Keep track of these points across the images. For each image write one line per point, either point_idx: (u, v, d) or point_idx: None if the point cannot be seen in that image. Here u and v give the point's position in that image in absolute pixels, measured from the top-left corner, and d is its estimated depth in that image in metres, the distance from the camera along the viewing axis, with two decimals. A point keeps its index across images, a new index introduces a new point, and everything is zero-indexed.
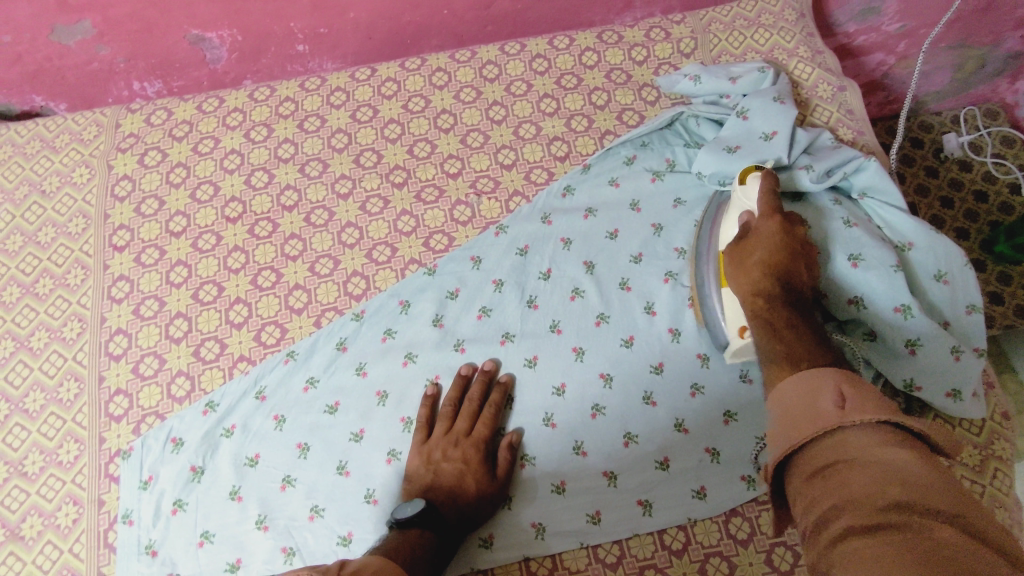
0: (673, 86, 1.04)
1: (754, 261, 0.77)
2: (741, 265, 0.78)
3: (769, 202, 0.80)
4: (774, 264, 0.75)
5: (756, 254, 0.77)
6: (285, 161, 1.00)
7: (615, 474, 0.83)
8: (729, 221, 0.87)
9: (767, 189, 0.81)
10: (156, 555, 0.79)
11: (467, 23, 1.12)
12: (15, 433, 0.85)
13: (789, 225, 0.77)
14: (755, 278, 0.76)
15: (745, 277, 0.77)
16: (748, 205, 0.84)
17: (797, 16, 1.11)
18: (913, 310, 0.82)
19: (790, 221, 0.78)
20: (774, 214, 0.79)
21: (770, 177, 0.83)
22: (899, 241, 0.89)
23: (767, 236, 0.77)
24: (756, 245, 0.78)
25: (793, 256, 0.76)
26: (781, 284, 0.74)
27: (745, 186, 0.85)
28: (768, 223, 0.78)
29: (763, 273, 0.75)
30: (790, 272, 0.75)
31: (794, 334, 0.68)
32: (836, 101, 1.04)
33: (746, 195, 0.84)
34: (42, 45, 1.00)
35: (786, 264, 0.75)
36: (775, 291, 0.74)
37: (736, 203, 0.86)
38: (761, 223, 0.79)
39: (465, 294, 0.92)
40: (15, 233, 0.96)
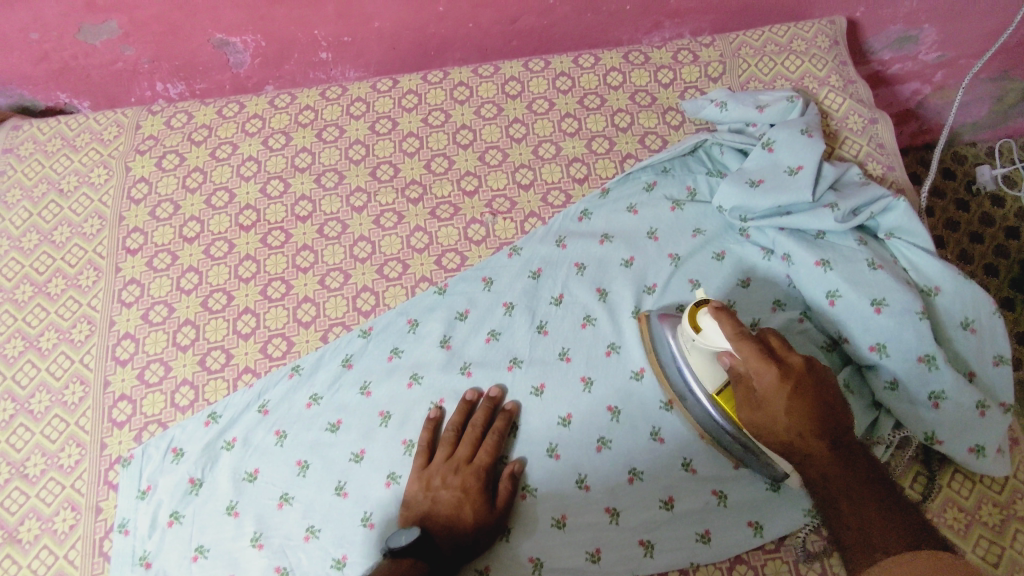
0: (699, 111, 1.02)
1: (785, 430, 0.70)
2: (772, 430, 0.71)
3: (748, 349, 0.71)
4: (808, 425, 0.69)
5: (781, 411, 0.69)
6: (301, 170, 0.99)
7: (618, 511, 0.81)
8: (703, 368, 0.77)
9: (733, 333, 0.72)
10: (149, 567, 0.79)
11: (493, 36, 1.10)
12: (20, 433, 0.85)
13: (788, 369, 0.70)
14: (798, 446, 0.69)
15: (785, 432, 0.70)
16: (720, 349, 0.74)
17: (830, 43, 1.08)
18: (937, 361, 0.79)
19: (786, 362, 0.70)
20: (767, 362, 0.70)
21: (725, 314, 0.73)
22: (925, 285, 0.86)
23: (779, 397, 0.69)
24: (775, 404, 0.70)
25: (814, 405, 0.69)
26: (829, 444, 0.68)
27: (702, 334, 0.74)
28: (769, 376, 0.70)
29: (799, 437, 0.69)
30: (826, 423, 0.69)
31: (859, 504, 0.66)
32: (866, 134, 1.01)
33: (710, 342, 0.74)
34: (67, 44, 1.01)
35: (813, 417, 0.69)
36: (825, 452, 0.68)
37: (697, 349, 0.76)
38: (764, 382, 0.70)
39: (474, 316, 0.90)
40: (31, 230, 0.96)
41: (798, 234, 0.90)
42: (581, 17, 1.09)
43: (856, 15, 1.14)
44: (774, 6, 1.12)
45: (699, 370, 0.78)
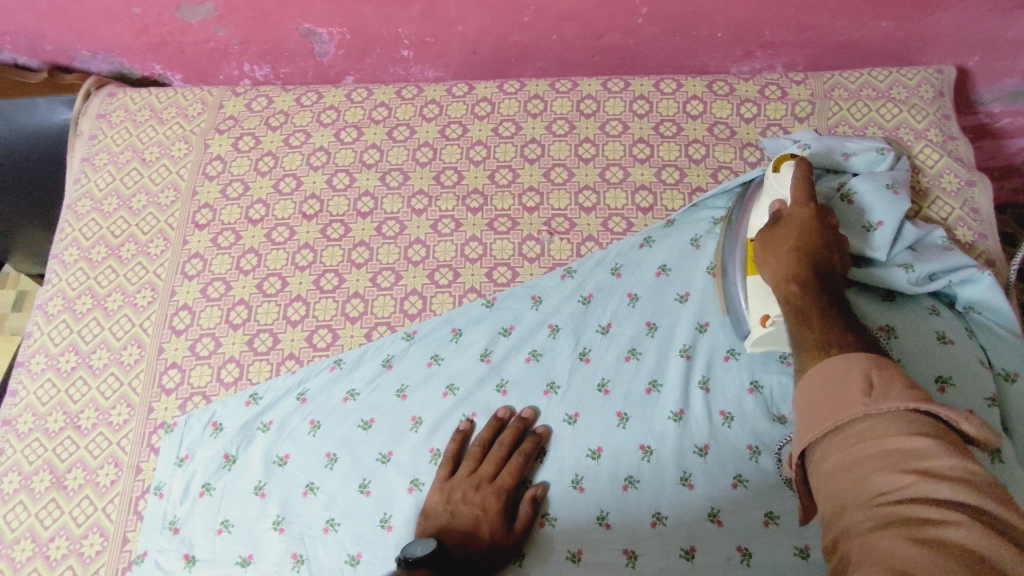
0: (779, 151, 0.97)
1: (783, 254, 0.76)
2: (770, 249, 0.77)
3: (802, 188, 0.78)
4: (806, 251, 0.74)
5: (788, 243, 0.76)
6: (368, 166, 1.01)
7: (636, 554, 0.79)
8: (761, 208, 0.84)
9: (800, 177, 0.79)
10: (177, 533, 0.82)
11: (575, 51, 1.08)
12: (78, 385, 0.91)
13: (822, 213, 0.76)
14: (785, 260, 0.75)
15: (775, 267, 0.76)
16: (781, 193, 0.82)
17: (934, 94, 1.01)
18: (1004, 455, 0.74)
19: (823, 210, 0.77)
20: (809, 200, 0.77)
21: (804, 165, 0.80)
22: (1005, 370, 0.80)
23: (799, 221, 0.76)
24: (787, 231, 0.77)
25: (824, 241, 0.75)
26: (813, 269, 0.73)
27: (779, 173, 0.82)
28: (802, 208, 0.77)
29: (792, 256, 0.74)
30: (823, 260, 0.74)
31: (827, 319, 0.67)
32: (959, 197, 0.95)
33: (779, 183, 0.82)
34: (167, 21, 1.05)
35: (813, 251, 0.74)
36: (808, 272, 0.73)
37: (765, 190, 0.85)
38: (793, 210, 0.78)
39: (518, 333, 0.90)
40: (112, 195, 1.02)
41: (865, 293, 0.85)
42: (668, 40, 1.05)
43: (967, 65, 1.06)
44: (877, 47, 1.06)
45: (756, 209, 0.85)
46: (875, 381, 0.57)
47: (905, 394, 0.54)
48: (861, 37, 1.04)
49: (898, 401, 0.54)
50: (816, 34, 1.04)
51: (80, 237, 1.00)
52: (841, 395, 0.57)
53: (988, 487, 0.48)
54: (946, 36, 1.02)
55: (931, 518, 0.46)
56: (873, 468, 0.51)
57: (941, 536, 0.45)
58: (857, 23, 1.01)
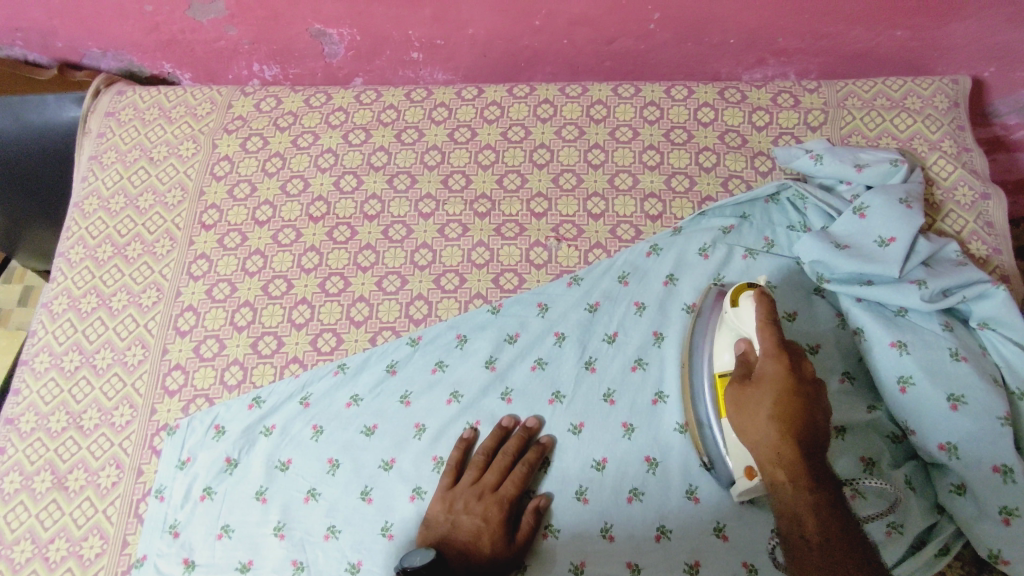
0: (791, 161, 0.95)
1: (762, 427, 0.70)
2: (747, 415, 0.72)
3: (767, 336, 0.71)
4: (785, 421, 0.69)
5: (762, 408, 0.70)
6: (376, 169, 1.00)
7: (639, 568, 0.78)
8: (722, 343, 0.79)
9: (764, 320, 0.72)
10: (177, 536, 0.82)
11: (586, 55, 1.07)
12: (82, 385, 0.90)
13: (796, 368, 0.71)
14: (767, 434, 0.70)
15: (756, 435, 0.71)
16: (744, 331, 0.76)
17: (949, 104, 1.00)
18: (1015, 474, 0.73)
19: (796, 361, 0.71)
20: (780, 352, 0.71)
21: (766, 301, 0.74)
22: (1019, 388, 0.78)
23: (773, 383, 0.70)
24: (760, 395, 0.71)
25: (805, 405, 0.69)
26: (799, 446, 0.68)
27: (737, 309, 0.76)
28: (774, 364, 0.71)
29: (773, 431, 0.69)
30: (806, 430, 0.69)
31: (825, 524, 0.65)
32: (973, 210, 0.93)
33: (740, 321, 0.76)
34: (177, 19, 1.05)
35: (796, 419, 0.69)
36: (793, 453, 0.68)
37: (726, 324, 0.78)
38: (765, 366, 0.71)
39: (524, 341, 0.89)
40: (119, 194, 1.02)
41: (877, 308, 0.84)
42: (681, 46, 1.04)
43: (983, 75, 1.05)
44: (892, 56, 1.04)
45: (719, 345, 0.79)
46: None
47: None
48: (876, 45, 1.02)
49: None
50: (830, 42, 1.02)
51: (87, 235, 1.00)
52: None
53: None
54: (961, 46, 1.01)
55: None
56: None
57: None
58: (873, 32, 1.00)
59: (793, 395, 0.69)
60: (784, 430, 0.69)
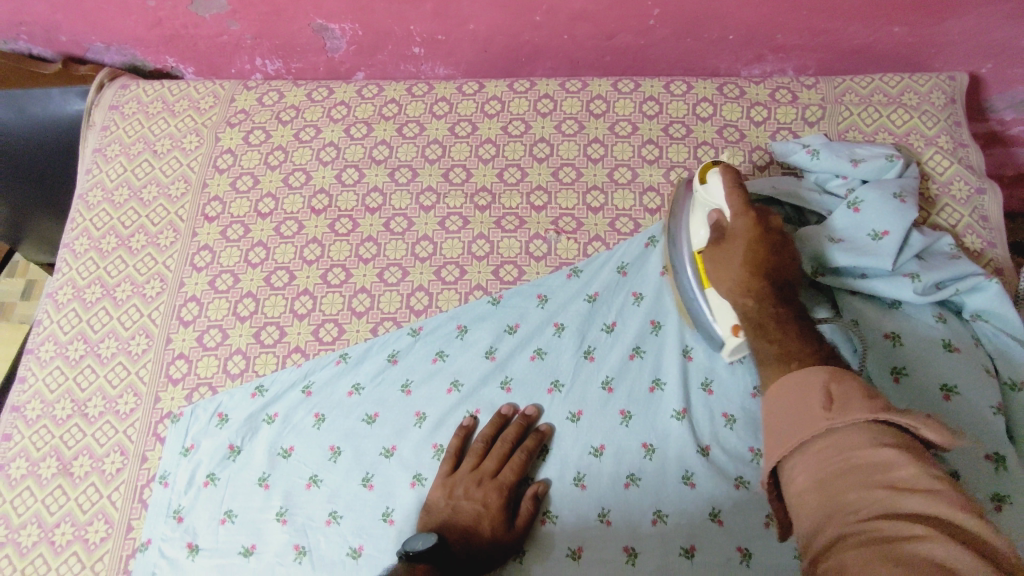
0: (788, 155, 0.96)
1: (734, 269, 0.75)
2: (723, 266, 0.76)
3: (737, 197, 0.76)
4: (757, 262, 0.73)
5: (737, 256, 0.75)
6: (377, 163, 1.02)
7: (636, 552, 0.79)
8: (698, 221, 0.82)
9: (730, 185, 0.77)
10: (180, 521, 0.83)
11: (586, 50, 1.08)
12: (86, 374, 0.92)
13: (762, 217, 0.75)
14: (740, 274, 0.74)
15: (729, 281, 0.75)
16: (715, 203, 0.80)
17: (946, 101, 1.01)
18: (1007, 463, 0.74)
19: (762, 213, 0.76)
20: (746, 207, 0.75)
21: (730, 173, 0.79)
22: (1010, 379, 0.80)
23: (744, 233, 0.75)
24: (733, 245, 0.76)
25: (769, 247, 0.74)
26: (767, 280, 0.73)
27: (706, 185, 0.81)
28: (743, 218, 0.75)
29: (744, 272, 0.74)
30: (774, 264, 0.74)
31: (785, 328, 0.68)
32: (968, 205, 0.94)
33: (710, 195, 0.80)
34: (181, 14, 1.06)
35: (762, 257, 0.74)
36: (763, 283, 0.73)
37: (698, 203, 0.83)
38: (735, 222, 0.76)
39: (523, 331, 0.90)
40: (123, 186, 1.03)
41: (871, 300, 0.85)
42: (680, 41, 1.05)
43: (980, 72, 1.06)
44: (889, 52, 1.05)
45: (694, 222, 0.83)
46: (834, 394, 0.58)
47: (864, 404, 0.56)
48: (873, 42, 1.04)
49: (856, 414, 0.55)
50: (827, 38, 1.03)
51: (91, 227, 1.01)
52: (803, 413, 0.58)
53: (945, 492, 0.49)
54: (958, 42, 1.02)
55: (899, 529, 0.48)
56: (851, 484, 0.52)
57: (922, 554, 0.45)
58: (869, 28, 1.01)
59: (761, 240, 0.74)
60: (753, 268, 0.73)
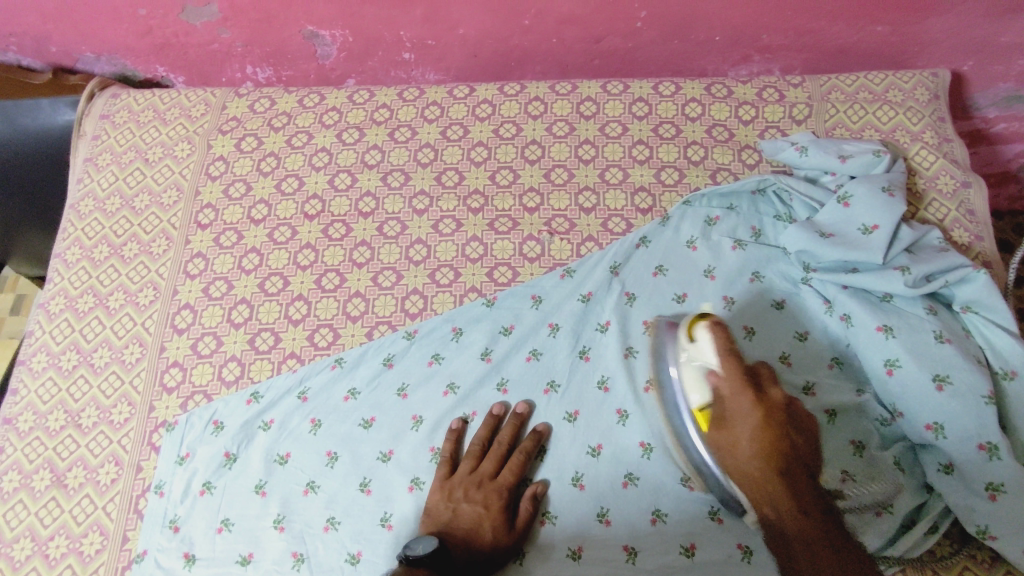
0: (776, 153, 0.98)
1: (744, 454, 0.71)
2: (731, 454, 0.72)
3: (733, 370, 0.72)
4: (766, 445, 0.69)
5: (743, 441, 0.71)
6: (370, 167, 1.02)
7: (636, 551, 0.79)
8: (691, 382, 0.78)
9: (723, 349, 0.73)
10: (177, 531, 0.82)
11: (575, 54, 1.09)
12: (79, 384, 0.91)
13: (765, 397, 0.70)
14: (751, 462, 0.70)
15: (739, 467, 0.72)
16: (708, 365, 0.75)
17: (930, 97, 1.02)
18: (1000, 451, 0.75)
19: (763, 387, 0.71)
20: (744, 385, 0.71)
21: (720, 330, 0.75)
22: (1001, 369, 0.80)
23: (750, 418, 0.70)
24: (738, 424, 0.71)
25: (780, 432, 0.69)
26: (784, 480, 0.68)
27: (696, 343, 0.77)
28: (744, 397, 0.71)
29: (758, 466, 0.69)
30: (787, 445, 0.69)
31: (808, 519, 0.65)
32: (955, 199, 0.96)
33: (700, 353, 0.76)
34: (171, 22, 1.06)
35: (776, 446, 0.69)
36: (774, 470, 0.68)
37: (689, 359, 0.78)
38: (733, 401, 0.72)
39: (518, 332, 0.90)
40: (115, 195, 1.03)
41: (862, 295, 0.86)
42: (668, 43, 1.06)
43: (962, 69, 1.08)
44: (873, 51, 1.07)
45: (687, 382, 0.79)
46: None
47: None
48: (858, 41, 1.05)
49: None
50: (813, 38, 1.05)
51: (83, 236, 1.01)
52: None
53: None
54: (940, 40, 1.04)
55: None
56: None
57: None
58: (854, 27, 1.03)
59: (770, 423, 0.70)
60: (767, 461, 0.69)
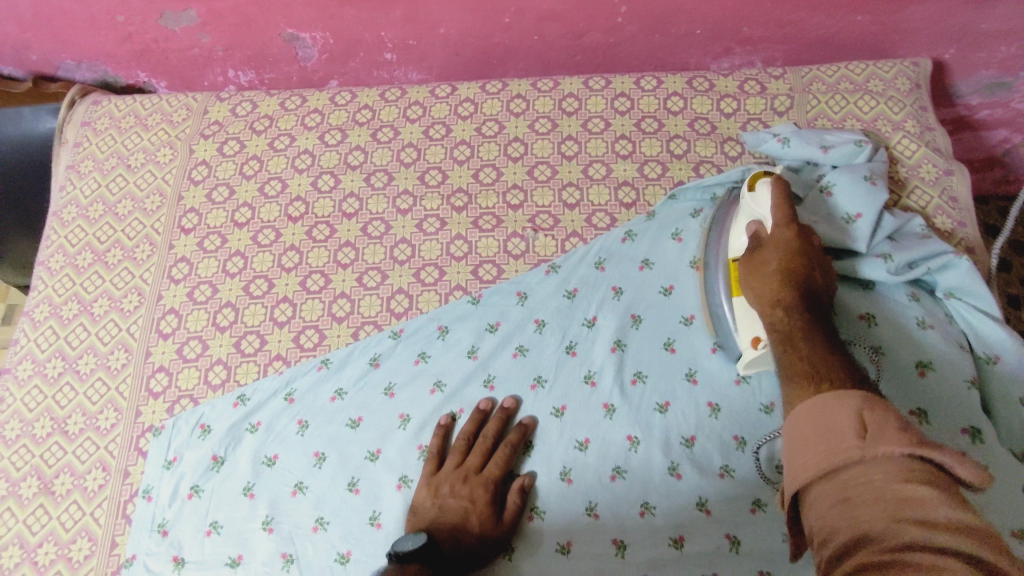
0: (759, 144, 0.98)
1: (767, 283, 0.75)
2: (756, 273, 0.77)
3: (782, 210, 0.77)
4: (791, 272, 0.74)
5: (771, 265, 0.75)
6: (353, 168, 1.02)
7: (624, 544, 0.79)
8: (738, 228, 0.84)
9: (779, 196, 0.78)
10: (165, 535, 0.82)
11: (557, 50, 1.09)
12: (65, 391, 0.91)
13: (804, 235, 0.76)
14: (772, 284, 0.74)
15: (760, 290, 0.76)
16: (759, 213, 0.81)
17: (911, 86, 1.03)
18: (984, 436, 0.76)
19: (804, 231, 0.76)
20: (788, 223, 0.77)
21: (781, 183, 0.80)
22: (985, 354, 0.81)
23: (785, 243, 0.75)
24: (771, 254, 0.76)
25: (807, 261, 0.74)
26: (799, 293, 0.72)
27: (755, 193, 0.82)
28: (783, 231, 0.76)
29: (778, 283, 0.74)
30: (806, 278, 0.73)
31: (812, 342, 0.66)
32: (938, 186, 0.96)
33: (757, 203, 0.81)
34: (151, 28, 1.06)
35: (801, 274, 0.73)
36: (791, 296, 0.72)
37: (743, 209, 0.84)
38: (774, 232, 0.77)
39: (504, 329, 0.90)
40: (98, 202, 1.03)
41: (846, 283, 0.86)
42: (649, 38, 1.07)
43: (944, 57, 1.08)
44: (854, 41, 1.07)
45: (735, 230, 0.85)
46: (868, 421, 0.53)
47: (897, 435, 0.51)
48: (837, 32, 1.05)
49: (891, 445, 0.51)
50: (794, 30, 1.05)
51: (66, 243, 1.01)
52: (831, 436, 0.54)
53: (978, 534, 0.45)
54: (920, 29, 1.04)
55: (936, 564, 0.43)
56: (871, 513, 0.48)
57: None
58: (833, 18, 1.03)
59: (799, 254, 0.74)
60: (788, 281, 0.73)
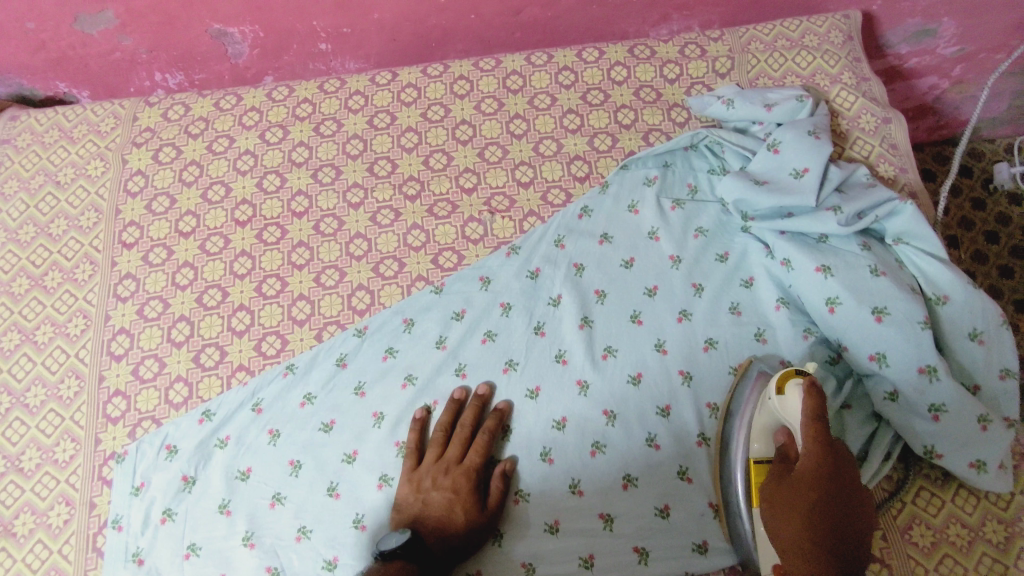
0: (705, 108, 0.99)
1: (790, 520, 0.67)
2: (784, 506, 0.68)
3: (814, 428, 0.69)
4: (820, 518, 0.65)
5: (801, 503, 0.66)
6: (298, 165, 0.98)
7: (611, 517, 0.80)
8: (760, 431, 0.77)
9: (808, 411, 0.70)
10: (142, 564, 0.79)
11: (495, 28, 1.07)
12: (15, 427, 0.86)
13: (836, 469, 0.67)
14: (797, 528, 0.66)
15: (783, 528, 0.67)
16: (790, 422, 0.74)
17: (844, 39, 1.04)
18: (939, 372, 0.78)
19: (838, 459, 0.68)
20: (823, 450, 0.68)
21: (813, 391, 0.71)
22: (934, 294, 0.83)
23: (814, 475, 0.67)
24: (797, 486, 0.68)
25: (841, 505, 0.66)
26: (829, 543, 0.64)
27: (783, 396, 0.74)
28: (816, 458, 0.67)
29: (803, 530, 0.65)
30: (840, 527, 0.65)
31: None
32: (878, 135, 0.98)
33: (785, 409, 0.74)
34: (65, 34, 1.00)
35: (833, 521, 0.65)
36: (821, 550, 0.64)
37: (770, 410, 0.76)
38: (806, 458, 0.68)
39: (471, 316, 0.89)
40: (28, 223, 0.97)
41: (800, 237, 0.88)
42: (587, 9, 1.06)
43: (872, 9, 1.10)
44: None
45: (754, 431, 0.77)
46: None
47: None
48: None
49: None
50: None
51: None
52: None
53: None
54: None
55: None
56: None
57: None
58: None
59: (832, 493, 0.66)
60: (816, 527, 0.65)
